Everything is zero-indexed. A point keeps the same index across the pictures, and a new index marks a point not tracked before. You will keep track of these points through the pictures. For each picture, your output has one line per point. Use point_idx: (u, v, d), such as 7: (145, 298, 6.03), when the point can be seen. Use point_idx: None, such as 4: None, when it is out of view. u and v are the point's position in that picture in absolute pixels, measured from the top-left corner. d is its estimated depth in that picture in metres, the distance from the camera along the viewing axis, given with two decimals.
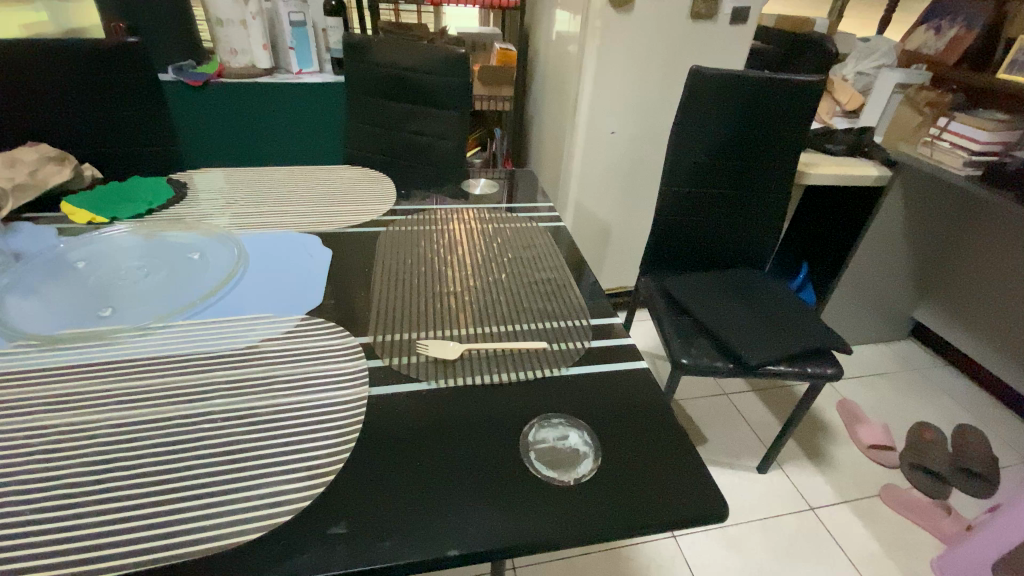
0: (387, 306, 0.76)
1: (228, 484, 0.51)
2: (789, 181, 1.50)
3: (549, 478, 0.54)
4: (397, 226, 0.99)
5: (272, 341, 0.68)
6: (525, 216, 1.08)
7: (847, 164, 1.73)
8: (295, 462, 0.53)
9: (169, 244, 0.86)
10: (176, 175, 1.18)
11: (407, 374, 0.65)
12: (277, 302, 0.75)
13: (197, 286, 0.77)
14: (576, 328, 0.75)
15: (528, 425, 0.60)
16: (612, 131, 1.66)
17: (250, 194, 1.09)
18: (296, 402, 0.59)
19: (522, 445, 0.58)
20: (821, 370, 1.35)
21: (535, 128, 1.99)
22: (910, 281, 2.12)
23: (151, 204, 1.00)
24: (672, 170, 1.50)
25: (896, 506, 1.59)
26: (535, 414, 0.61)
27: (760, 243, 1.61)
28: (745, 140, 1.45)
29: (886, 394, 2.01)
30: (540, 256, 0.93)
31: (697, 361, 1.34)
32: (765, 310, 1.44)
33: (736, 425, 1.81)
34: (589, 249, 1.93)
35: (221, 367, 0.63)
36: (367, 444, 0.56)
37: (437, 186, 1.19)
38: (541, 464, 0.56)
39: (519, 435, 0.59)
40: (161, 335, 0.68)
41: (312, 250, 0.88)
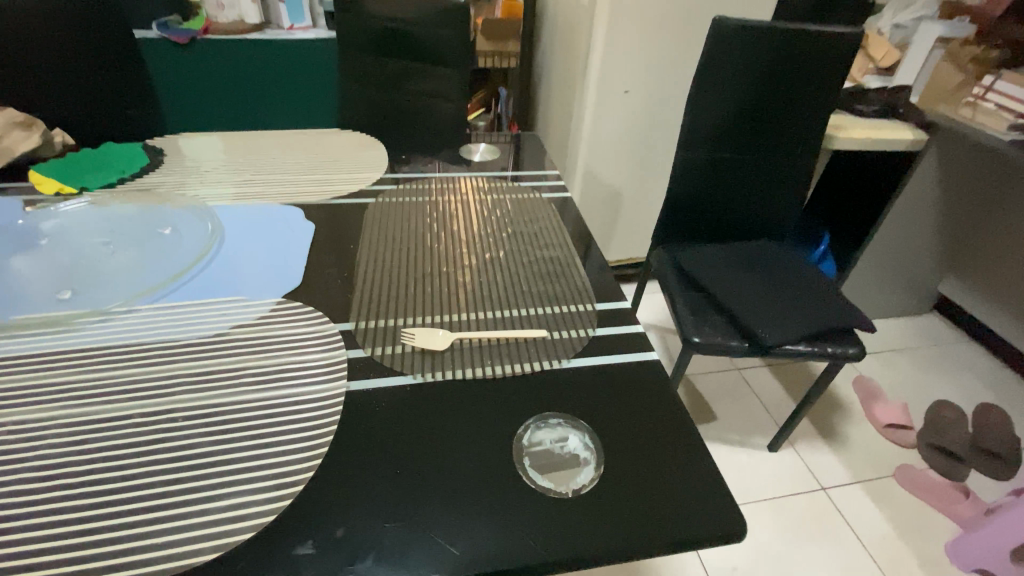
0: (371, 288, 0.69)
1: (186, 495, 0.46)
2: (816, 146, 1.39)
3: (544, 488, 0.49)
4: (388, 197, 0.91)
5: (243, 328, 0.62)
6: (527, 185, 1.00)
7: (879, 127, 1.59)
8: (260, 469, 0.48)
9: (139, 217, 0.79)
10: (156, 140, 1.10)
11: (390, 367, 0.58)
12: (252, 283, 0.69)
13: (167, 265, 0.71)
14: (579, 313, 0.68)
15: (522, 426, 0.54)
16: (625, 90, 1.53)
17: (232, 161, 1.01)
18: (266, 399, 0.54)
19: (514, 449, 0.52)
20: (842, 350, 1.27)
21: (542, 87, 1.86)
22: (937, 253, 2.01)
23: (124, 172, 0.93)
24: (690, 135, 1.38)
25: (912, 487, 1.54)
26: (530, 414, 0.55)
27: (781, 213, 1.51)
28: (770, 101, 1.33)
29: (906, 371, 1.93)
30: (541, 230, 0.85)
31: (711, 340, 1.27)
32: (784, 285, 1.36)
33: (748, 402, 1.76)
34: (598, 218, 1.83)
35: (185, 358, 0.58)
36: (341, 448, 0.50)
37: (433, 151, 1.10)
38: (534, 471, 0.50)
39: (512, 437, 0.53)
40: (124, 320, 0.62)
41: (294, 224, 0.81)
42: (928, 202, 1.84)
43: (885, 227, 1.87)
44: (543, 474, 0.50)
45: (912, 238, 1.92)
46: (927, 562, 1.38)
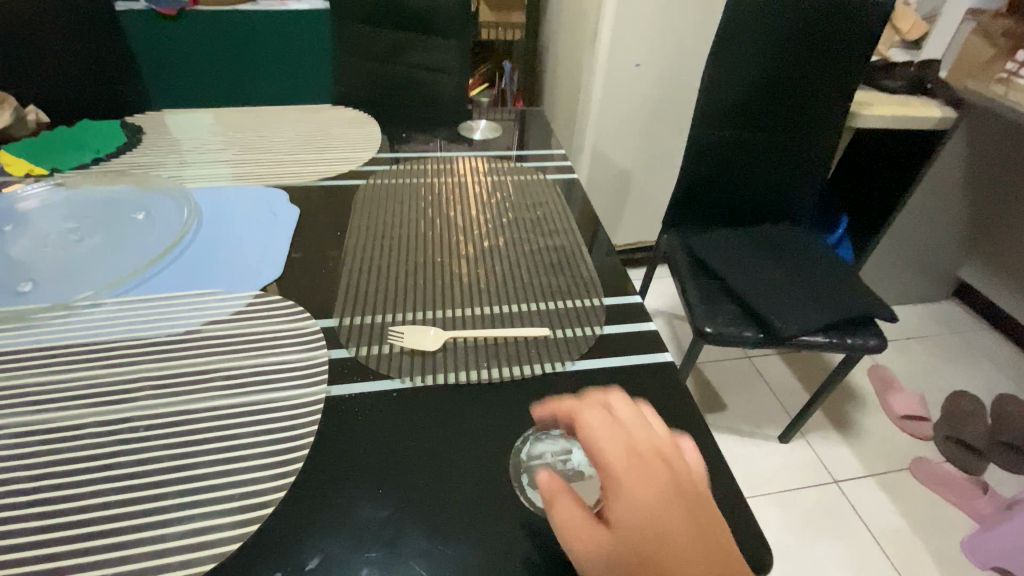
0: (358, 280, 0.63)
1: (142, 517, 0.41)
2: (840, 124, 1.30)
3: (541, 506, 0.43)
4: (380, 178, 0.84)
5: (215, 325, 0.56)
6: (531, 166, 0.93)
7: (905, 104, 1.50)
8: (225, 488, 0.43)
9: (111, 203, 0.74)
10: (138, 117, 1.04)
11: (376, 370, 0.53)
12: (229, 274, 0.63)
13: (137, 254, 0.66)
14: (586, 309, 0.62)
15: (518, 438, 0.48)
16: (637, 63, 1.44)
17: (216, 139, 0.95)
18: (236, 407, 0.48)
19: (510, 463, 0.46)
20: (863, 342, 1.20)
21: (548, 61, 1.77)
22: (960, 238, 1.92)
23: (99, 152, 0.87)
24: (705, 112, 1.30)
25: (929, 481, 1.49)
26: (529, 423, 0.50)
27: (800, 195, 1.43)
28: (792, 76, 1.24)
29: (923, 360, 1.87)
30: (545, 216, 0.78)
31: (723, 330, 1.21)
32: (801, 273, 1.29)
33: (758, 391, 1.70)
34: (605, 200, 1.76)
35: (150, 359, 0.52)
36: (318, 463, 0.45)
37: (431, 128, 1.03)
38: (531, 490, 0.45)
39: (508, 450, 0.47)
40: (87, 316, 0.57)
41: (278, 209, 0.75)
42: (953, 184, 1.74)
43: (907, 211, 1.78)
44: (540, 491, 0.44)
45: (934, 222, 1.84)
46: (941, 559, 1.34)
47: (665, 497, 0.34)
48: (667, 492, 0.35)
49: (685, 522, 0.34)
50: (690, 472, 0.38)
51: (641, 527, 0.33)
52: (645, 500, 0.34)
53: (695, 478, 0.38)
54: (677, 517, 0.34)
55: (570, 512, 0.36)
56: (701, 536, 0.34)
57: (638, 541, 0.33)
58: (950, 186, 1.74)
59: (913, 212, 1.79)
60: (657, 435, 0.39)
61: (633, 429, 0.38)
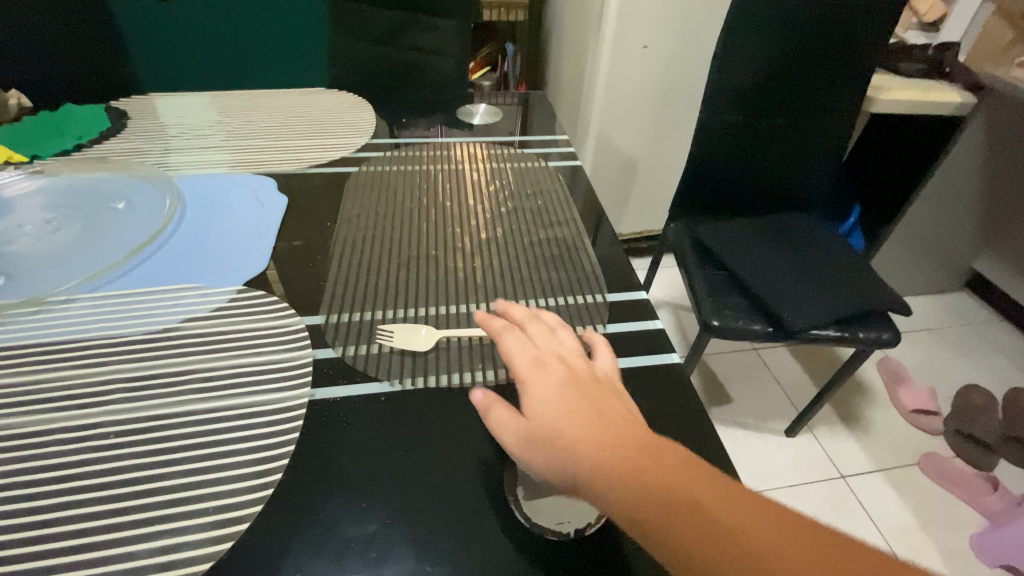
0: (348, 274, 0.60)
1: (105, 533, 0.37)
2: (856, 109, 1.25)
3: (536, 518, 0.40)
4: (373, 166, 0.80)
5: (195, 323, 0.53)
6: (532, 152, 0.89)
7: (923, 88, 1.43)
8: (198, 501, 0.39)
9: (92, 195, 0.71)
10: (125, 102, 1.00)
11: (364, 372, 0.50)
12: (212, 268, 0.60)
13: (117, 247, 0.62)
14: (588, 306, 0.59)
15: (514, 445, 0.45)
16: (644, 45, 1.39)
17: (203, 124, 0.90)
18: (213, 412, 0.45)
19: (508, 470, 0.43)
20: (876, 336, 1.16)
21: (552, 43, 1.71)
22: (975, 228, 1.86)
23: (80, 138, 0.83)
24: (715, 96, 1.24)
25: (938, 477, 1.45)
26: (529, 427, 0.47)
27: (811, 184, 1.39)
28: (806, 58, 1.19)
29: (934, 352, 1.82)
30: (547, 205, 0.74)
31: (731, 323, 1.17)
32: (812, 264, 1.24)
33: (765, 384, 1.67)
34: (610, 188, 1.72)
35: (124, 360, 0.49)
36: (300, 473, 0.42)
37: (429, 112, 0.99)
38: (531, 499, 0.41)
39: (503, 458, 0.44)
40: (61, 313, 0.54)
41: (265, 199, 0.71)
42: (970, 173, 1.69)
43: (921, 200, 1.73)
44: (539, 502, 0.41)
45: (949, 211, 1.78)
46: (950, 556, 1.31)
47: (565, 387, 0.42)
48: (567, 383, 0.43)
49: (583, 401, 0.41)
50: (595, 373, 0.45)
51: (549, 410, 0.40)
52: (550, 392, 0.42)
53: (598, 376, 0.45)
54: (576, 399, 0.41)
55: (504, 413, 0.41)
56: (596, 411, 0.41)
57: (547, 419, 0.40)
58: (967, 174, 1.69)
59: (927, 201, 1.74)
60: (566, 349, 0.47)
61: (542, 346, 0.46)
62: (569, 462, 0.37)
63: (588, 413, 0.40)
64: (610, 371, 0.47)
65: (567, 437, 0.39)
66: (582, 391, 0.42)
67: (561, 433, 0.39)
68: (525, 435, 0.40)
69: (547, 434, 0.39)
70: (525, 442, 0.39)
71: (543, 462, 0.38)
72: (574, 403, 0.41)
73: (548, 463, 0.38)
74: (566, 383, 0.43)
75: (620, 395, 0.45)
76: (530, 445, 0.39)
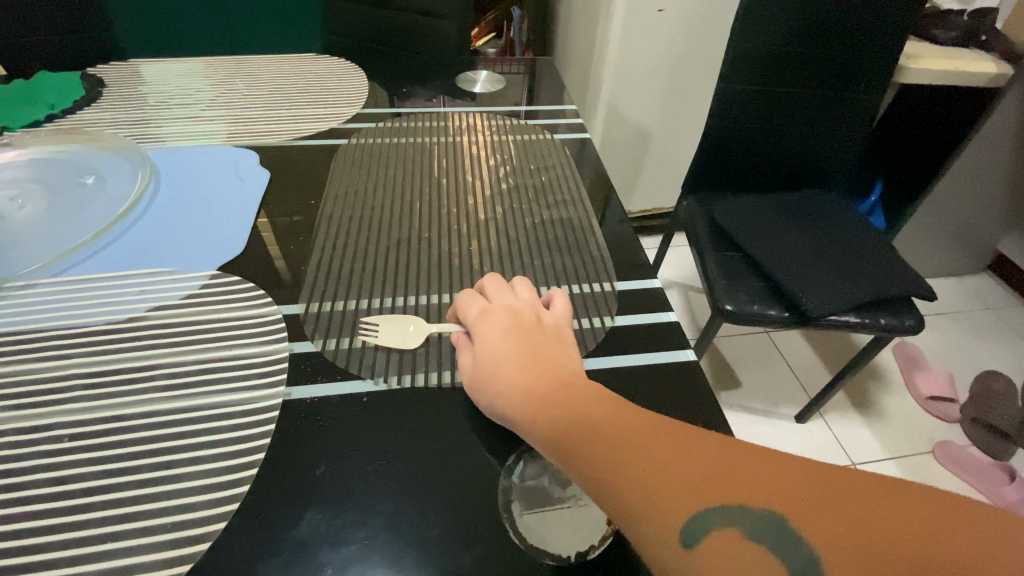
0: (332, 258, 0.55)
1: (53, 551, 0.34)
2: (888, 77, 1.16)
3: (526, 509, 0.38)
4: (364, 137, 0.75)
5: (164, 311, 0.48)
6: (538, 124, 0.82)
7: (958, 56, 1.33)
8: (157, 515, 0.35)
9: (61, 169, 0.66)
10: (106, 68, 0.94)
11: (345, 369, 0.45)
12: (185, 250, 0.55)
13: (83, 225, 0.58)
14: (595, 295, 0.54)
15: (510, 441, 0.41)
16: (660, 8, 1.29)
17: (185, 91, 0.85)
18: (178, 413, 0.41)
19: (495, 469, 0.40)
20: (897, 322, 1.10)
21: (561, 7, 1.61)
22: (1004, 207, 1.77)
23: (54, 107, 0.78)
24: (734, 64, 1.16)
25: (952, 466, 1.41)
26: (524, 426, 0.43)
27: (833, 158, 1.31)
28: (835, 20, 1.09)
29: (953, 337, 1.76)
30: (552, 182, 0.68)
31: (744, 307, 1.11)
32: (829, 243, 1.18)
33: (775, 368, 1.62)
34: (620, 162, 1.64)
35: (85, 351, 0.45)
36: (272, 483, 0.38)
37: (428, 80, 0.92)
38: (524, 506, 0.38)
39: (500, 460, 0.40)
40: (19, 299, 0.50)
41: (247, 174, 0.66)
42: (1002, 149, 1.59)
43: (948, 178, 1.64)
44: (527, 499, 0.38)
45: (978, 189, 1.69)
46: None
47: (510, 332, 0.43)
48: (513, 329, 0.44)
49: (523, 347, 0.42)
50: (545, 320, 0.46)
51: (492, 353, 0.42)
52: (495, 337, 0.43)
53: (548, 323, 0.46)
54: (516, 343, 0.43)
55: (465, 356, 0.44)
56: (538, 355, 0.42)
57: (487, 362, 0.42)
58: (998, 150, 1.59)
59: (954, 179, 1.65)
60: (519, 297, 0.47)
61: (496, 296, 0.47)
62: (506, 397, 0.40)
63: (527, 357, 0.42)
64: (564, 316, 0.47)
65: (507, 378, 0.41)
66: (527, 337, 0.43)
67: (502, 375, 0.41)
68: (471, 375, 0.42)
69: (488, 378, 0.41)
70: (472, 382, 0.42)
71: (487, 401, 0.41)
72: (516, 348, 0.42)
73: (489, 401, 0.41)
74: (512, 329, 0.44)
75: (567, 341, 0.45)
76: (473, 386, 0.42)
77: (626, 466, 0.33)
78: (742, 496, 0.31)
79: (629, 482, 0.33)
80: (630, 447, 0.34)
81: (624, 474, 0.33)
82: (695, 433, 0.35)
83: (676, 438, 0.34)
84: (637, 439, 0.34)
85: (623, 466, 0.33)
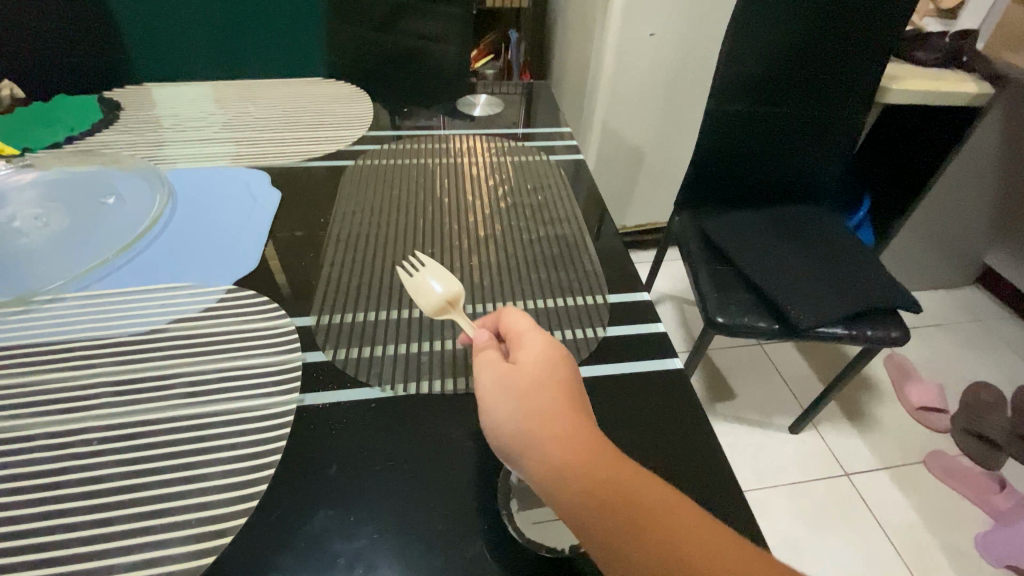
0: (340, 273, 0.59)
1: (86, 545, 0.36)
2: (870, 99, 1.21)
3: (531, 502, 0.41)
4: (369, 158, 0.79)
5: (183, 323, 0.52)
6: (536, 145, 0.86)
7: (939, 77, 1.38)
8: (183, 512, 0.38)
9: (81, 188, 0.69)
10: (122, 91, 0.98)
11: (354, 377, 0.48)
12: (201, 266, 0.58)
13: (105, 242, 0.61)
14: (588, 306, 0.57)
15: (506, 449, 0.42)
16: (651, 33, 1.35)
17: (198, 114, 0.89)
18: (198, 419, 0.44)
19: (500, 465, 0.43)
20: (883, 334, 1.14)
21: (558, 31, 1.67)
22: (989, 222, 1.82)
23: (73, 129, 0.82)
24: (722, 87, 1.21)
25: (943, 475, 1.43)
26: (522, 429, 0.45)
27: (819, 176, 1.35)
28: (820, 44, 1.14)
29: (943, 348, 1.79)
30: (547, 200, 0.72)
31: (734, 320, 1.15)
32: (820, 263, 1.21)
33: (769, 378, 1.65)
34: (616, 178, 1.69)
35: (109, 361, 0.48)
36: (287, 483, 0.41)
37: (430, 102, 0.97)
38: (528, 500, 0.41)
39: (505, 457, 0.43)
40: (47, 312, 0.53)
41: (259, 194, 0.69)
42: (984, 166, 1.65)
43: (933, 194, 1.69)
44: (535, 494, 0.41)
45: (962, 205, 1.74)
46: (955, 556, 1.29)
47: (554, 357, 0.42)
48: (558, 355, 0.42)
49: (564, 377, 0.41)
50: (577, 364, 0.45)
51: (531, 368, 0.41)
52: (537, 355, 0.42)
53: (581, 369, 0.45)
54: (559, 369, 0.41)
55: (493, 357, 0.43)
56: (574, 390, 0.41)
57: (525, 377, 0.41)
58: (980, 167, 1.65)
59: (940, 194, 1.70)
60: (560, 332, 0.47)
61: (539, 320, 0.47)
62: (519, 430, 0.39)
63: (563, 389, 0.40)
64: None
65: (527, 408, 0.39)
66: (568, 368, 0.42)
67: (524, 404, 0.39)
68: (500, 380, 0.41)
69: (519, 391, 0.40)
70: (484, 399, 0.41)
71: (498, 427, 0.40)
72: (556, 373, 0.41)
73: (501, 423, 0.39)
74: (557, 355, 0.42)
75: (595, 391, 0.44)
76: (499, 392, 0.40)
77: (610, 534, 0.34)
78: None
79: (605, 549, 0.34)
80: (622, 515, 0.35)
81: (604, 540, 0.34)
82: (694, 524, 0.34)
83: (670, 522, 0.34)
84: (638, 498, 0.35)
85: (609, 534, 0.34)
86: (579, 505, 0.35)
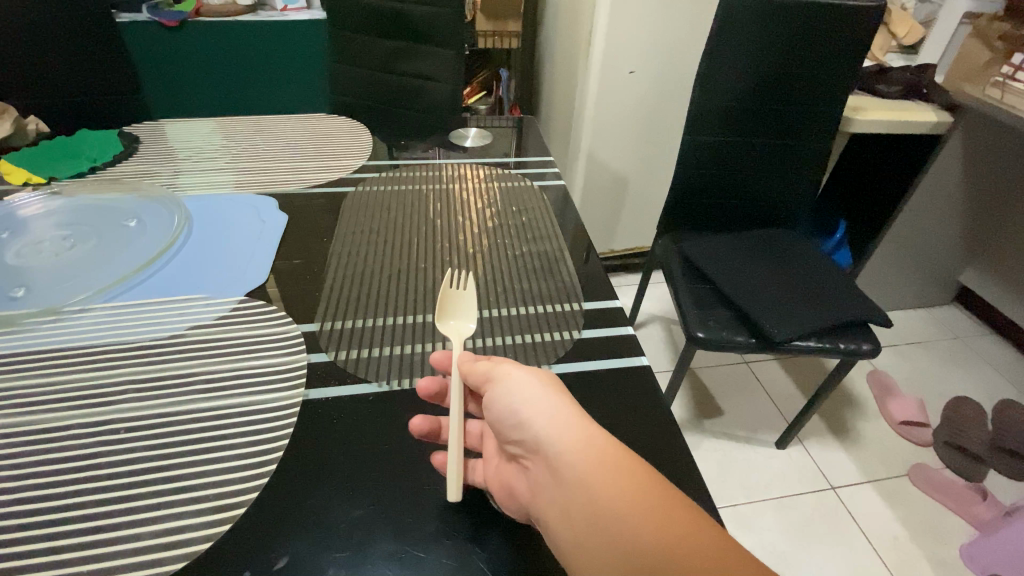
0: (341, 286, 0.65)
1: (117, 516, 0.41)
2: (834, 129, 1.30)
3: (484, 487, 0.45)
4: (368, 185, 0.86)
5: (201, 329, 0.57)
6: (524, 173, 0.94)
7: (901, 109, 1.45)
8: (202, 489, 0.43)
9: (106, 211, 0.76)
10: (139, 125, 1.06)
11: (353, 373, 0.54)
12: (216, 280, 0.65)
13: (128, 260, 0.67)
14: (564, 313, 0.63)
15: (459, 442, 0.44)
16: (631, 70, 1.46)
17: (210, 147, 0.96)
18: (216, 409, 0.49)
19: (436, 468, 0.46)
20: (855, 346, 1.20)
21: (545, 69, 1.80)
22: (960, 243, 1.90)
23: (94, 160, 0.89)
24: (697, 117, 1.31)
25: (928, 487, 1.46)
26: (486, 440, 0.49)
27: (793, 201, 1.43)
28: (785, 79, 1.24)
29: (924, 365, 1.84)
30: (531, 222, 0.79)
31: (715, 335, 1.21)
32: (795, 282, 1.27)
33: (755, 395, 1.70)
34: (599, 204, 1.76)
35: (135, 362, 0.53)
36: (293, 464, 0.46)
37: (425, 135, 1.05)
38: (483, 491, 0.45)
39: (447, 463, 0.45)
40: (76, 320, 0.59)
41: (268, 217, 0.76)
42: (951, 191, 1.73)
43: (903, 217, 1.78)
44: (493, 486, 0.44)
45: (933, 227, 1.83)
46: (940, 566, 1.31)
47: (544, 372, 0.46)
48: (547, 372, 0.47)
49: (556, 386, 0.45)
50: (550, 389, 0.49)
51: (527, 375, 0.45)
52: (529, 368, 0.46)
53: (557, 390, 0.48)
54: (551, 380, 0.45)
55: (485, 364, 0.47)
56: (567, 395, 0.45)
57: (522, 381, 0.44)
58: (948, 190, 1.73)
59: (912, 217, 1.78)
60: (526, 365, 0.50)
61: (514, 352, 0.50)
62: (524, 422, 0.42)
63: (558, 394, 0.44)
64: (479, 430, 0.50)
65: (536, 394, 0.43)
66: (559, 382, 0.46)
67: (534, 390, 0.44)
68: (500, 383, 0.45)
69: (516, 393, 0.44)
70: (500, 377, 0.45)
71: (512, 399, 0.43)
72: (551, 385, 0.45)
73: (512, 401, 0.43)
74: (546, 372, 0.47)
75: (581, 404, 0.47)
76: (500, 390, 0.44)
77: (611, 488, 0.38)
78: (689, 551, 0.34)
79: (602, 504, 0.37)
80: (619, 470, 0.39)
81: (602, 496, 0.38)
82: (674, 489, 0.39)
83: (654, 480, 0.39)
84: (624, 472, 0.39)
85: (607, 487, 0.38)
86: (584, 461, 0.39)
